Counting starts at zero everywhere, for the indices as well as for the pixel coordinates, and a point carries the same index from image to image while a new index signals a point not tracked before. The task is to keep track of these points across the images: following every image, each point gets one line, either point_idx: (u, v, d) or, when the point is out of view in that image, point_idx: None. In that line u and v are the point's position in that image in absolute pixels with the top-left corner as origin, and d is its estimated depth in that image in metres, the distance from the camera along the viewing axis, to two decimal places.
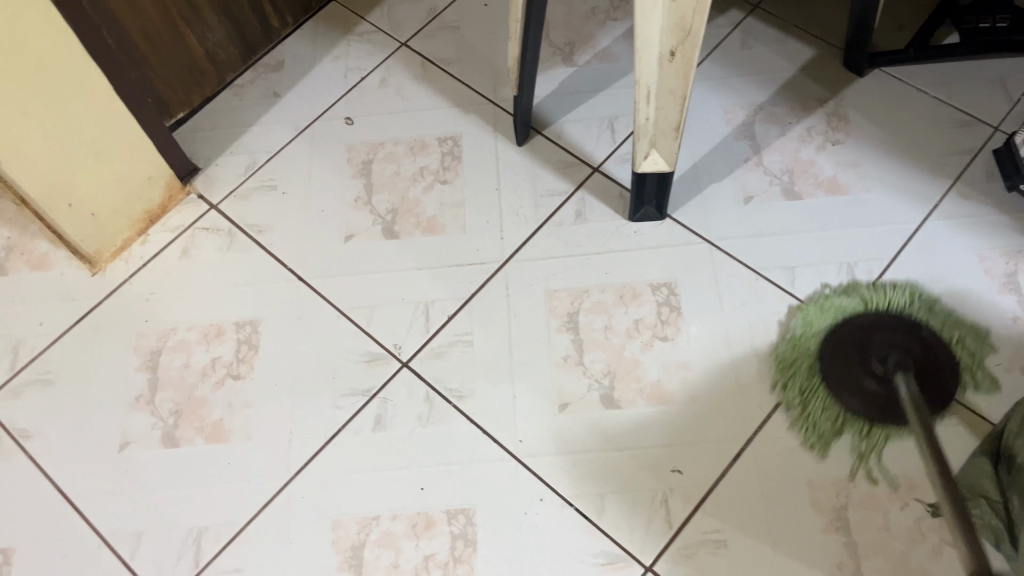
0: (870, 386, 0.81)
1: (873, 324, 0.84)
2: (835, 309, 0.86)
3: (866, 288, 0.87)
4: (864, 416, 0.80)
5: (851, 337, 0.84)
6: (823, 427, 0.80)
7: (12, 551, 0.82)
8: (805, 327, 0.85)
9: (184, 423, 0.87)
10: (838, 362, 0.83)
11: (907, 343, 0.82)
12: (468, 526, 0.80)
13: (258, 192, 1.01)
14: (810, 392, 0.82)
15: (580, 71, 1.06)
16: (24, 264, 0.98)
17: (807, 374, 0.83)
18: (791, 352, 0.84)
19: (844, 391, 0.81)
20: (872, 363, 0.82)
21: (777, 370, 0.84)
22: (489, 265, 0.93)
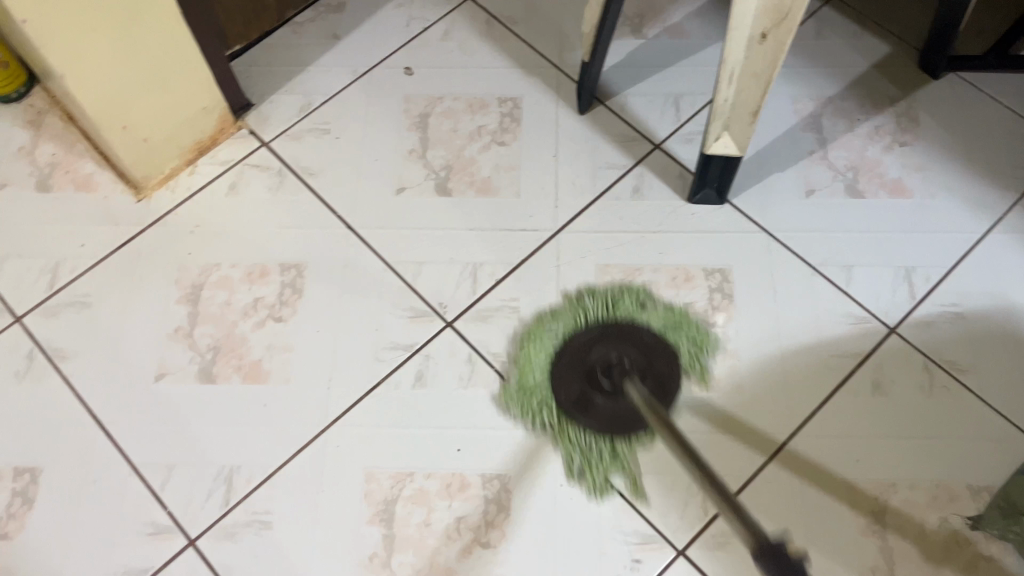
0: (601, 404, 0.82)
1: (589, 337, 0.85)
2: (538, 406, 0.83)
3: (539, 376, 0.84)
4: (592, 432, 0.81)
5: (579, 398, 0.82)
6: (566, 444, 0.81)
7: (41, 470, 0.81)
8: (529, 409, 0.82)
9: (222, 360, 0.86)
10: (566, 399, 0.82)
11: (625, 349, 0.84)
12: (502, 492, 0.79)
13: (311, 134, 0.99)
14: (529, 368, 0.84)
15: (648, 45, 1.03)
16: (69, 183, 0.96)
17: (548, 353, 0.85)
18: (521, 398, 0.83)
19: (575, 381, 0.83)
20: (590, 369, 0.83)
21: (514, 409, 0.83)
22: (541, 233, 0.92)
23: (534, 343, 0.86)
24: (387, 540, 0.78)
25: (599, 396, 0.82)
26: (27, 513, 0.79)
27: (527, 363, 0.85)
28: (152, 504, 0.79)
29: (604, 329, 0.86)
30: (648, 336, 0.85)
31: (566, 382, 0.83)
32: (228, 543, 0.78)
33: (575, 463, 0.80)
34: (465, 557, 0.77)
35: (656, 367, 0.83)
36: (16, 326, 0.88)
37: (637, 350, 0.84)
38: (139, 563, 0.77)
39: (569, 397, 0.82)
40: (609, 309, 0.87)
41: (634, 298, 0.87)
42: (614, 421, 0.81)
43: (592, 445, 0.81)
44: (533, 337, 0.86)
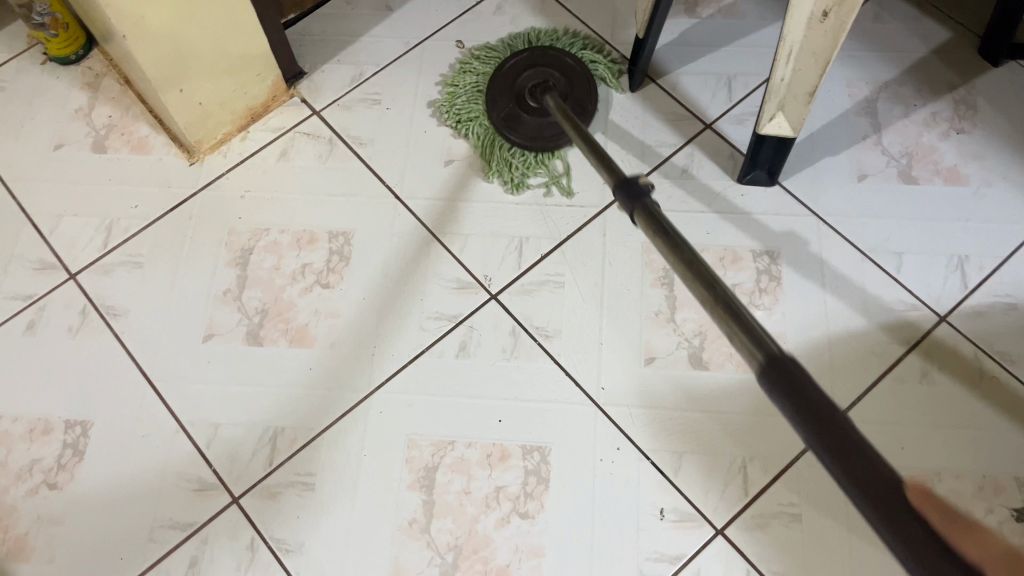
0: (528, 118, 0.94)
1: (526, 61, 0.96)
2: (466, 115, 0.97)
3: (475, 101, 0.97)
4: (523, 147, 0.94)
5: (506, 113, 0.94)
6: (494, 160, 0.94)
7: (92, 424, 0.83)
8: (460, 118, 0.97)
9: (269, 323, 0.87)
10: (498, 93, 0.96)
11: (553, 76, 0.95)
12: (542, 464, 0.80)
13: (361, 104, 0.99)
14: (483, 125, 0.96)
15: (702, 24, 1.02)
16: (124, 145, 0.98)
17: (482, 104, 0.97)
18: (458, 107, 0.97)
19: (508, 100, 0.95)
20: (521, 86, 0.95)
21: (451, 117, 0.97)
22: (587, 209, 0.92)
23: (472, 83, 0.99)
24: (426, 506, 0.78)
25: (527, 112, 0.94)
26: (77, 464, 0.81)
27: (467, 110, 0.97)
28: (198, 461, 0.81)
29: (543, 56, 0.96)
30: (571, 62, 0.96)
31: (500, 87, 0.96)
32: (271, 502, 0.79)
33: (507, 168, 0.94)
34: (503, 526, 0.77)
35: (575, 93, 0.95)
36: (70, 282, 0.90)
37: (561, 73, 0.95)
38: (184, 518, 0.78)
39: (500, 113, 0.95)
40: (536, 44, 0.99)
41: (549, 35, 1.01)
42: (545, 131, 0.94)
43: (525, 158, 0.94)
44: (473, 84, 0.98)
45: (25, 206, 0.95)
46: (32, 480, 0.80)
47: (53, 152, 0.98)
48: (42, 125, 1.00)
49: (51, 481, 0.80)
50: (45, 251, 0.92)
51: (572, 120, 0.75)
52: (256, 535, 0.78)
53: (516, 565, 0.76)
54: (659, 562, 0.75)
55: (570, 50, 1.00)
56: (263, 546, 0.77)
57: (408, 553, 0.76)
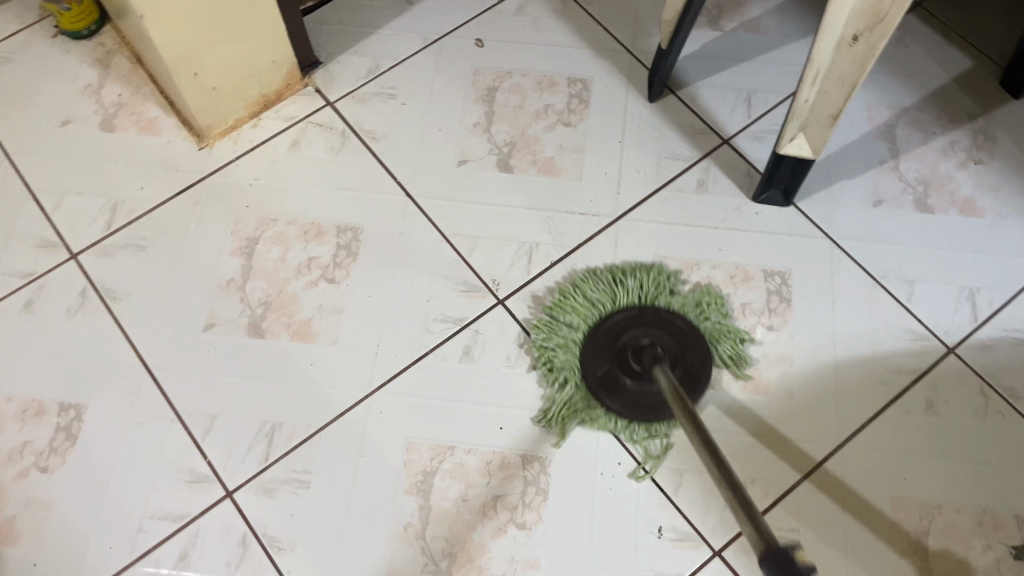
0: (629, 386, 0.80)
1: (628, 318, 0.84)
2: (557, 334, 0.84)
3: (576, 309, 0.84)
4: (624, 417, 0.80)
5: (604, 371, 0.81)
6: (579, 413, 0.80)
7: (86, 408, 0.82)
8: (540, 350, 0.83)
9: (272, 315, 0.86)
10: (594, 346, 0.83)
11: (659, 336, 0.82)
12: (541, 474, 0.79)
13: (377, 98, 0.98)
14: (563, 377, 0.82)
15: (724, 37, 1.01)
16: (133, 125, 0.96)
17: (576, 354, 0.83)
18: (550, 330, 0.84)
19: (605, 357, 0.82)
20: (624, 349, 0.82)
21: (537, 336, 0.84)
22: (600, 218, 0.91)
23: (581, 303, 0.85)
24: (423, 511, 0.77)
25: (627, 379, 0.80)
26: (69, 448, 0.80)
27: (560, 328, 0.84)
28: (193, 453, 0.80)
29: (649, 315, 0.84)
30: (679, 321, 0.83)
31: (598, 337, 0.83)
32: (265, 499, 0.78)
33: (594, 420, 0.80)
34: (499, 535, 0.76)
35: (686, 357, 0.81)
36: (71, 262, 0.88)
37: (670, 335, 0.82)
38: (175, 509, 0.77)
39: (596, 372, 0.81)
40: (645, 298, 0.85)
41: (662, 281, 0.86)
42: (645, 407, 0.80)
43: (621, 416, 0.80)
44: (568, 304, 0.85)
45: (28, 181, 0.93)
46: (22, 462, 0.79)
47: (60, 128, 0.96)
48: (50, 99, 0.98)
49: (41, 464, 0.79)
50: (47, 228, 0.90)
51: (682, 399, 0.66)
52: (249, 531, 0.76)
53: None
54: None
55: (678, 292, 0.86)
56: (255, 543, 0.76)
57: (402, 558, 0.76)
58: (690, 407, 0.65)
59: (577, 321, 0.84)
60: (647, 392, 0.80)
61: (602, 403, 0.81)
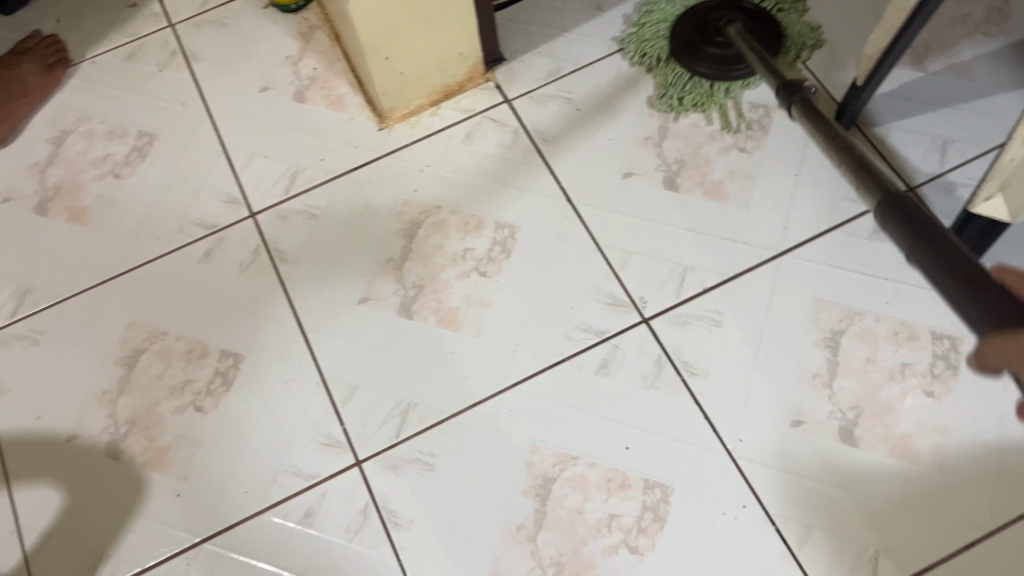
0: (714, 54, 0.97)
1: (717, 2, 0.99)
2: (640, 47, 1.00)
3: (655, 32, 1.00)
4: (706, 76, 0.97)
5: (688, 53, 0.98)
6: (669, 95, 0.97)
7: (243, 358, 0.87)
8: (637, 43, 1.00)
9: (423, 299, 0.89)
10: (678, 39, 0.98)
11: (737, 16, 0.97)
12: (662, 502, 0.77)
13: (554, 100, 0.99)
14: (669, 95, 0.97)
15: (927, 79, 0.95)
16: (322, 99, 1.02)
17: (660, 72, 0.99)
18: (644, 38, 1.00)
19: (692, 30, 0.98)
20: (712, 26, 0.97)
21: (631, 52, 1.01)
22: (762, 251, 0.88)
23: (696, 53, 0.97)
24: (538, 514, 0.78)
25: (711, 48, 0.97)
26: (223, 393, 0.86)
27: (648, 54, 1.00)
28: (331, 418, 0.84)
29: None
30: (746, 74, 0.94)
31: (681, 46, 0.98)
32: (390, 473, 0.81)
33: (679, 103, 0.97)
34: (610, 555, 0.76)
35: (766, 18, 0.98)
36: (250, 220, 0.95)
37: (745, 11, 0.98)
38: (308, 469, 0.81)
39: (681, 45, 0.98)
40: None
41: None
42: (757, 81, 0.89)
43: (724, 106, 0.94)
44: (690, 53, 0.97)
45: (223, 140, 1.00)
46: (182, 399, 0.86)
47: (258, 94, 1.03)
48: (253, 66, 1.05)
49: (197, 404, 0.85)
50: (233, 185, 0.97)
51: (754, 48, 0.90)
52: (371, 501, 0.80)
53: None
54: None
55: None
56: (375, 514, 0.79)
57: (511, 558, 0.76)
58: (759, 50, 0.90)
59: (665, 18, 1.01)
60: (732, 59, 0.96)
61: (689, 70, 0.98)
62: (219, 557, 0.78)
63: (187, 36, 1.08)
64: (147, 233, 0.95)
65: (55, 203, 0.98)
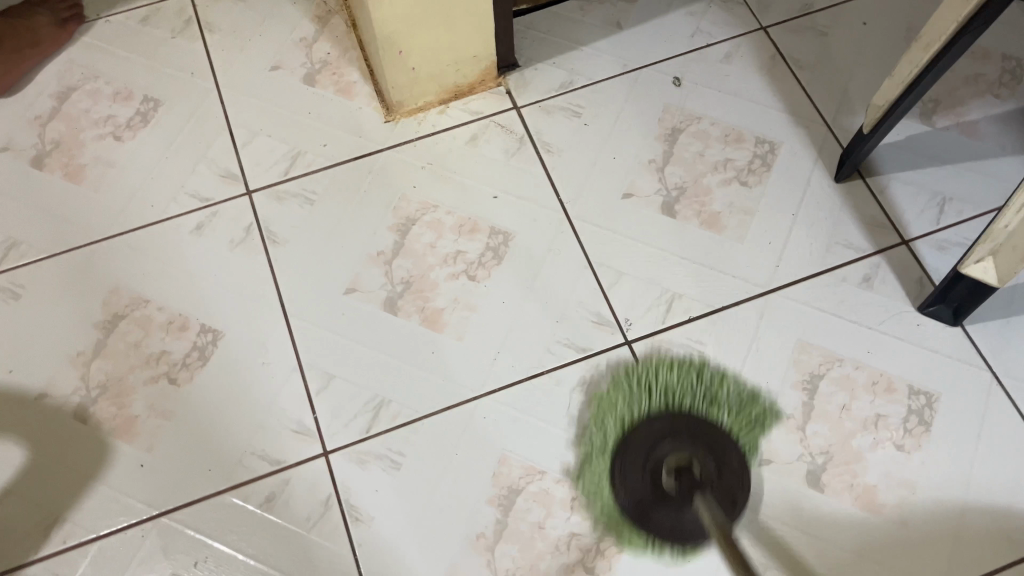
0: (664, 487, 0.77)
1: (672, 427, 0.80)
2: (609, 399, 0.83)
3: (625, 392, 0.83)
4: (653, 529, 0.77)
5: (633, 472, 0.78)
6: (619, 412, 0.82)
7: (222, 336, 0.87)
8: (601, 400, 0.83)
9: (409, 297, 0.89)
10: (618, 461, 0.79)
11: (706, 469, 0.77)
12: (623, 526, 0.77)
13: (563, 113, 0.99)
14: (607, 425, 0.81)
15: (934, 134, 0.95)
16: (331, 84, 1.01)
17: (604, 463, 0.80)
18: (614, 389, 0.83)
19: (639, 468, 0.78)
20: (649, 463, 0.78)
21: (604, 378, 0.84)
22: (751, 287, 0.88)
23: (582, 474, 0.80)
24: (498, 524, 0.78)
25: (670, 479, 0.76)
26: (199, 368, 0.85)
27: (617, 407, 0.82)
28: (304, 405, 0.83)
29: (687, 420, 0.80)
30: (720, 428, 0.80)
31: (620, 456, 0.79)
32: (356, 467, 0.80)
33: (591, 464, 0.80)
34: (565, 573, 0.76)
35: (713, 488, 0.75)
36: (245, 198, 0.94)
37: (715, 455, 0.78)
38: (274, 453, 0.81)
39: (629, 482, 0.78)
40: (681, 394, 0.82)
41: (695, 372, 0.84)
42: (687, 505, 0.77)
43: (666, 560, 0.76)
44: (595, 440, 0.81)
45: (228, 114, 1.00)
46: (156, 368, 0.85)
47: (268, 72, 1.03)
48: (267, 44, 1.05)
49: (172, 376, 0.85)
50: (233, 161, 0.97)
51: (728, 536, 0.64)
52: (334, 493, 0.79)
53: None
54: None
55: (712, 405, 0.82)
56: (337, 506, 0.79)
57: (468, 565, 0.76)
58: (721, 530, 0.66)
59: (646, 386, 0.83)
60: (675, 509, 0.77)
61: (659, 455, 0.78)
62: (175, 531, 0.78)
63: (204, 5, 1.08)
64: (141, 199, 0.95)
65: (52, 158, 0.97)
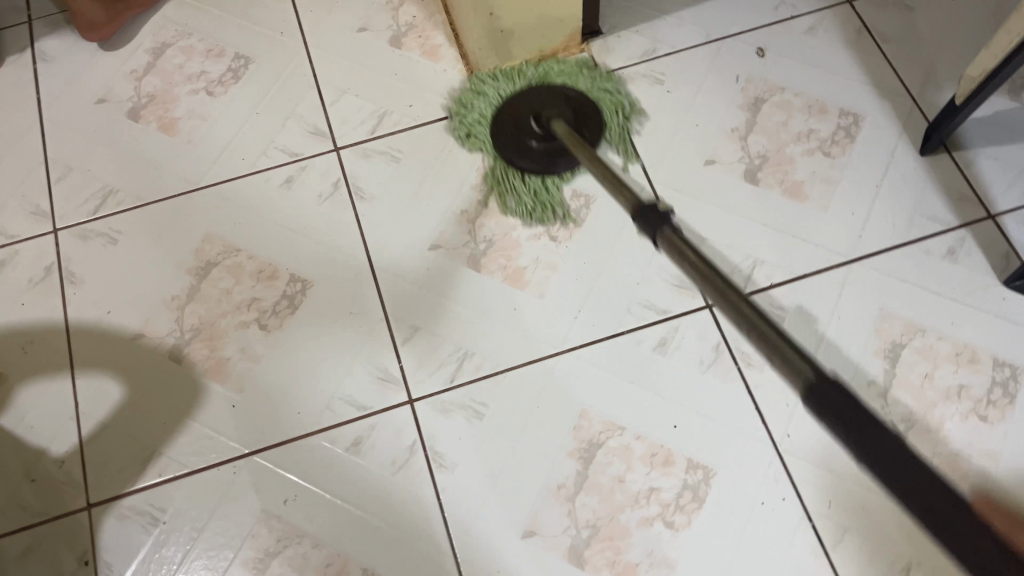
0: (533, 147, 0.92)
1: (544, 94, 0.95)
2: (470, 123, 0.96)
3: (484, 112, 0.96)
4: (533, 172, 0.92)
5: (519, 146, 0.93)
6: (463, 122, 0.96)
7: (311, 285, 0.89)
8: (468, 129, 0.96)
9: (492, 254, 0.90)
10: (506, 110, 0.95)
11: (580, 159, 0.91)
12: (702, 483, 0.79)
13: (645, 80, 0.99)
14: (478, 133, 0.95)
15: (1022, 111, 0.94)
16: (417, 47, 1.03)
17: (488, 120, 0.96)
18: (476, 104, 0.97)
19: (512, 135, 0.93)
20: (523, 137, 0.93)
21: (461, 124, 0.96)
22: (833, 256, 0.88)
23: (465, 119, 0.96)
24: (579, 476, 0.79)
25: (533, 141, 0.92)
26: (289, 315, 0.88)
27: (477, 103, 0.97)
28: (390, 354, 0.85)
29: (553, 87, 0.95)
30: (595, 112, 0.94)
31: (519, 158, 0.92)
32: (440, 415, 0.82)
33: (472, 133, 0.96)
34: (644, 526, 0.77)
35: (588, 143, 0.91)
36: (333, 154, 0.96)
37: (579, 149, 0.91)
38: (361, 399, 0.83)
39: (522, 166, 0.92)
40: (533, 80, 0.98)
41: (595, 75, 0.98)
42: (557, 156, 0.92)
43: (535, 183, 0.92)
44: (478, 100, 0.97)
45: (317, 73, 1.02)
46: (248, 314, 0.88)
47: (355, 34, 1.05)
48: (354, 7, 1.07)
49: (262, 322, 0.88)
50: (321, 118, 0.99)
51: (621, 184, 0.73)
52: (419, 440, 0.81)
53: (644, 567, 0.76)
54: None
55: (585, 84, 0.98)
56: (421, 452, 0.81)
57: (548, 514, 0.78)
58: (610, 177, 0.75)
59: (495, 100, 0.97)
60: (553, 151, 0.92)
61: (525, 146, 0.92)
62: (266, 470, 0.81)
63: None
64: (232, 152, 0.97)
65: (147, 110, 1.00)
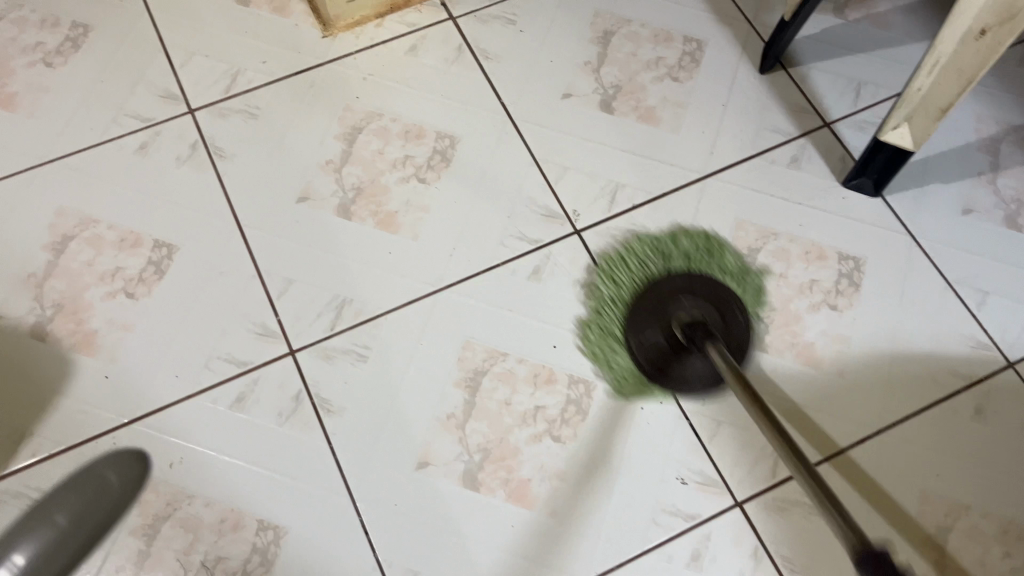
0: (671, 361, 0.81)
1: (685, 281, 0.85)
2: (614, 296, 0.86)
3: (622, 282, 0.87)
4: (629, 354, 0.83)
5: (646, 349, 0.82)
6: (602, 291, 0.86)
7: (178, 249, 0.87)
8: (596, 297, 0.86)
9: (361, 201, 0.90)
10: (646, 297, 0.84)
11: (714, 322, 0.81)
12: (585, 396, 0.82)
13: (498, 21, 1.01)
14: (605, 324, 0.85)
15: (846, 26, 1.01)
16: (266, 4, 1.01)
17: (626, 305, 0.85)
18: (609, 285, 0.87)
19: (654, 331, 0.82)
20: (646, 334, 0.82)
21: (603, 281, 0.87)
22: (688, 174, 0.93)
23: (601, 290, 0.87)
24: (467, 405, 0.81)
25: (661, 340, 0.82)
26: (157, 281, 0.86)
27: (619, 274, 0.87)
28: (266, 309, 0.85)
29: (689, 275, 0.85)
30: (736, 313, 0.82)
31: (631, 337, 0.83)
32: (323, 362, 0.82)
33: (599, 314, 0.85)
34: (534, 443, 0.80)
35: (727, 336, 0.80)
36: (188, 117, 0.94)
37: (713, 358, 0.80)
38: (241, 355, 0.82)
39: (639, 344, 0.82)
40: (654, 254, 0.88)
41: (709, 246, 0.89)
42: (675, 361, 0.81)
43: (625, 367, 0.83)
44: (617, 264, 0.88)
45: (163, 37, 0.99)
46: (113, 284, 0.85)
47: None
48: None
49: (129, 290, 0.85)
50: (171, 82, 0.96)
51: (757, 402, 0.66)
52: (303, 388, 0.81)
53: (536, 481, 0.78)
54: (673, 515, 0.77)
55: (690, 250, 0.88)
56: (307, 401, 0.81)
57: (439, 443, 0.79)
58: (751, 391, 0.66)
59: (642, 280, 0.87)
60: (671, 356, 0.81)
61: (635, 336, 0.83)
62: (148, 436, 0.79)
63: None
64: (79, 123, 0.93)
65: None
